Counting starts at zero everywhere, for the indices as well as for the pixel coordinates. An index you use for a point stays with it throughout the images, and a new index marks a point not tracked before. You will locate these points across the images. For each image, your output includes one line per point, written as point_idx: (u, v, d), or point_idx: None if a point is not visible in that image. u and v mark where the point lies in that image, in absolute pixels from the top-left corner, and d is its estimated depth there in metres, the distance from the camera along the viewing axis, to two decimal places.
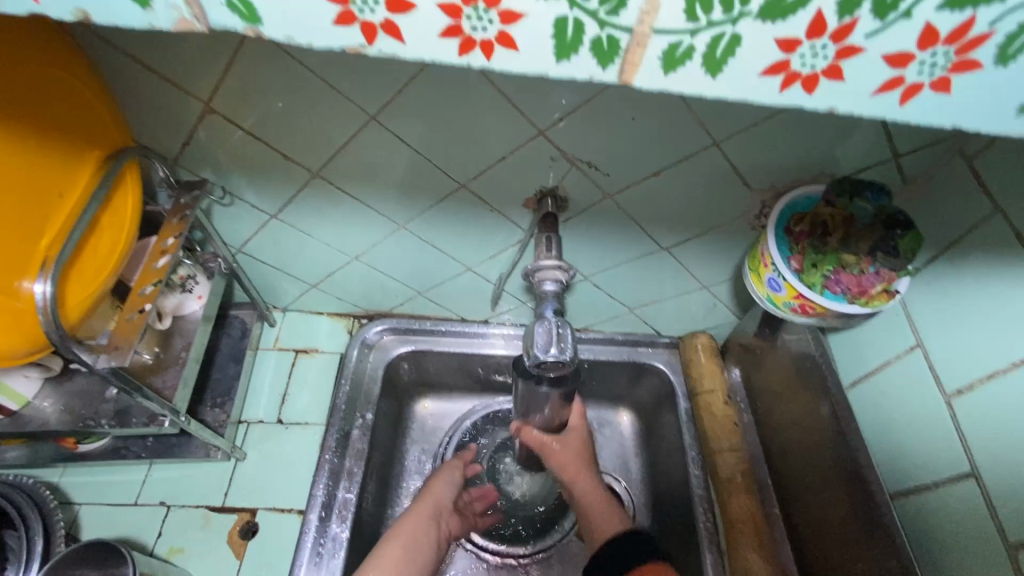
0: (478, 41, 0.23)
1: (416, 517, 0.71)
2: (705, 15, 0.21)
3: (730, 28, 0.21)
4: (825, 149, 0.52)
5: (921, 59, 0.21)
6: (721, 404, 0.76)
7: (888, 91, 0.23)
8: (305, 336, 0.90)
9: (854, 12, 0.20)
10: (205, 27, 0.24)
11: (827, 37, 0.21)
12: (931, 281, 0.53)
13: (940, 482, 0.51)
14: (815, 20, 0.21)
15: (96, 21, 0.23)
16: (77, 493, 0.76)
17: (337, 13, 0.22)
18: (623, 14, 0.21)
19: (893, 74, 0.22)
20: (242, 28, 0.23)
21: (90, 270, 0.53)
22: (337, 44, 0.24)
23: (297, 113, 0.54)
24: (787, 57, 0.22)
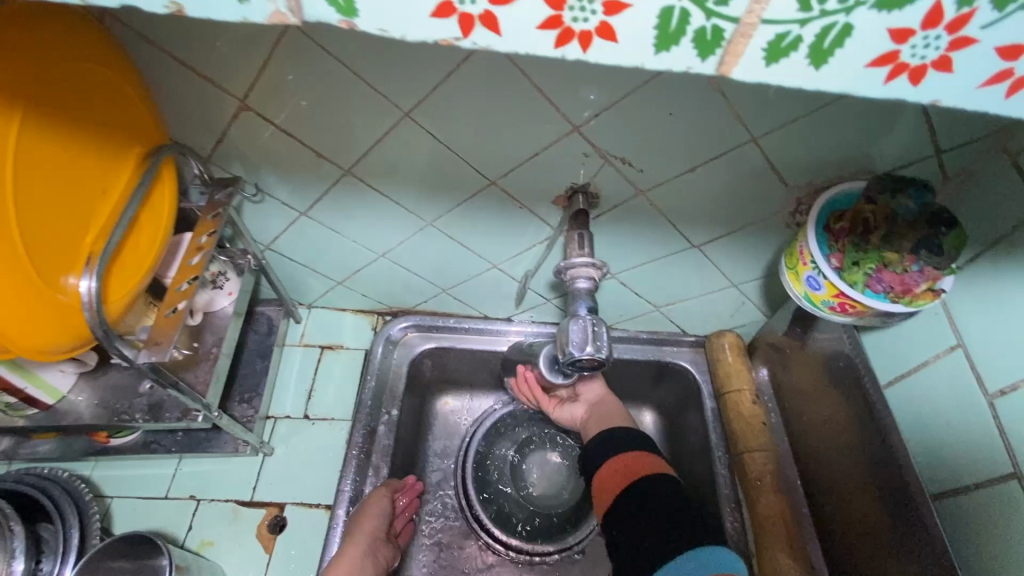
0: (578, 32, 0.22)
1: (343, 563, 0.65)
2: (818, 5, 0.20)
3: (843, 18, 0.21)
4: (865, 145, 0.51)
5: None
6: (749, 403, 0.74)
7: (996, 84, 0.22)
8: (330, 332, 0.91)
9: (975, 3, 0.20)
10: (297, 21, 0.24)
11: (941, 29, 0.20)
12: (975, 279, 0.52)
13: (981, 485, 0.51)
14: (933, 10, 0.20)
15: (188, 13, 0.23)
16: (109, 486, 0.77)
17: (436, 6, 0.22)
18: (732, 5, 0.21)
19: (1003, 66, 0.22)
20: (338, 20, 0.23)
21: (131, 266, 0.54)
22: (433, 36, 0.24)
23: (331, 109, 0.54)
24: (896, 49, 0.21)
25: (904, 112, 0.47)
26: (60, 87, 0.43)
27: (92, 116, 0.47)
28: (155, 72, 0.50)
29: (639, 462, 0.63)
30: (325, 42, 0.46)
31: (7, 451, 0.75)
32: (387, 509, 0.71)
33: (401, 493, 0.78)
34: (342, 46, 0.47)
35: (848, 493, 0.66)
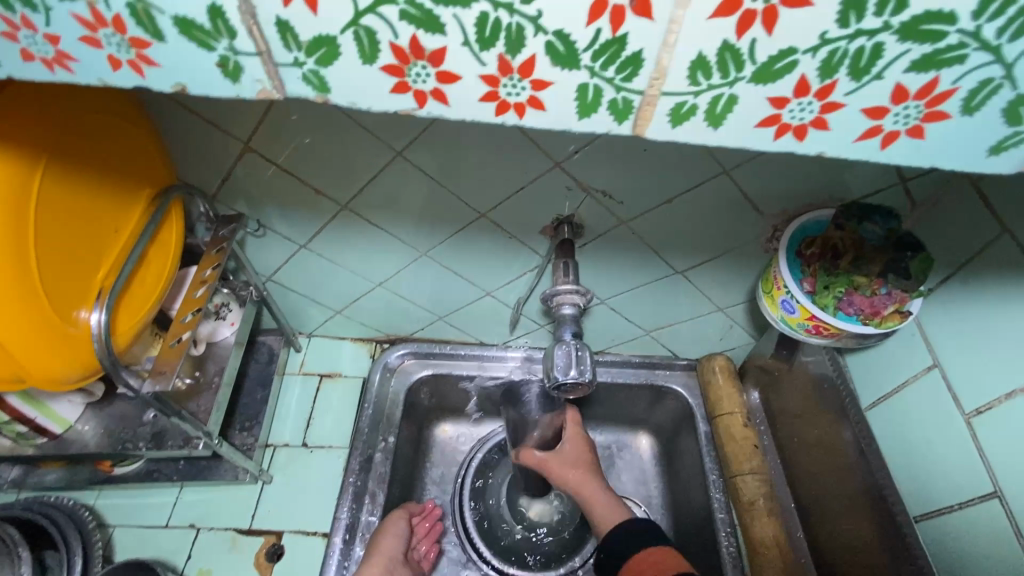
0: (513, 104, 0.26)
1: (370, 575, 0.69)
2: (705, 80, 0.24)
3: (728, 90, 0.24)
4: (832, 175, 0.53)
5: (895, 111, 0.24)
6: (741, 426, 0.75)
7: (869, 138, 0.26)
8: (329, 360, 0.93)
9: (833, 75, 0.23)
10: (283, 95, 0.28)
11: (811, 96, 0.24)
12: (945, 300, 0.54)
13: (964, 503, 0.52)
14: (800, 82, 0.24)
15: (191, 91, 0.27)
16: (112, 515, 0.79)
17: (394, 83, 0.26)
18: (635, 81, 0.24)
19: (871, 124, 0.25)
20: (314, 97, 0.27)
21: (138, 300, 0.56)
22: (393, 108, 0.27)
23: (325, 148, 0.58)
24: (777, 112, 0.25)
25: None
26: (84, 139, 0.47)
27: (111, 165, 0.51)
28: (162, 120, 0.54)
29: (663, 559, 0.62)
30: None
31: (14, 481, 0.77)
32: (406, 530, 0.75)
33: (419, 517, 0.82)
34: None
35: (841, 517, 0.66)
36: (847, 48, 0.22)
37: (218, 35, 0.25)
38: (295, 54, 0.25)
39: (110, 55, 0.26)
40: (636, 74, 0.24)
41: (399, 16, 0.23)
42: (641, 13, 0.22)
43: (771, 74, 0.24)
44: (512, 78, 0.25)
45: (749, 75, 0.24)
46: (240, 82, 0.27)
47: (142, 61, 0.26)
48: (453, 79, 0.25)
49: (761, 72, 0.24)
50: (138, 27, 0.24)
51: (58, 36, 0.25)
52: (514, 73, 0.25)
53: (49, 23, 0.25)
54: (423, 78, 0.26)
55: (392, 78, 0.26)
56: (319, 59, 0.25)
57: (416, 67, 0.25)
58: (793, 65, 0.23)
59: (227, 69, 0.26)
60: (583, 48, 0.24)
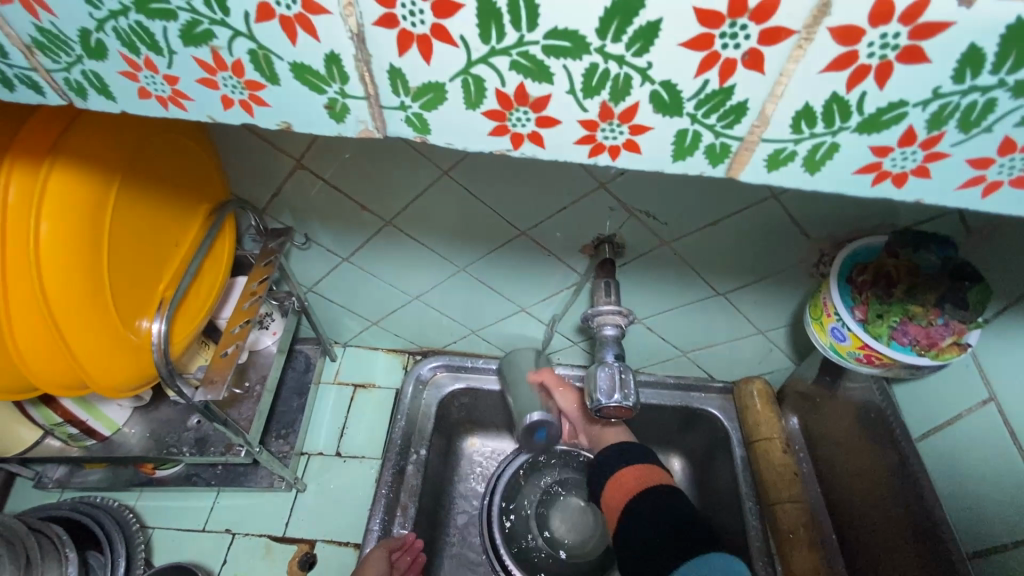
0: (608, 146, 0.27)
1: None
2: (808, 129, 0.24)
3: (830, 139, 0.24)
4: (883, 202, 0.52)
5: (999, 162, 0.24)
6: (780, 452, 0.74)
7: (971, 186, 0.25)
8: (363, 371, 0.95)
9: (941, 127, 0.23)
10: (380, 134, 0.29)
11: (916, 145, 0.24)
12: (1005, 333, 0.52)
13: (1020, 543, 0.50)
14: (906, 133, 0.24)
15: (295, 129, 0.29)
16: (153, 517, 0.81)
17: (493, 127, 0.27)
18: (737, 127, 0.25)
19: (975, 173, 0.25)
20: (413, 136, 0.28)
21: (193, 311, 0.58)
22: (488, 148, 0.28)
23: (375, 168, 0.59)
24: (879, 160, 0.25)
25: None
26: (153, 158, 0.50)
27: (175, 182, 0.53)
28: (224, 140, 0.57)
29: (636, 476, 0.65)
30: None
31: (61, 479, 0.80)
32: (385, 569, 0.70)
33: (399, 551, 0.75)
34: None
35: (888, 555, 0.64)
36: (960, 102, 0.22)
37: (331, 80, 0.26)
38: (401, 99, 0.26)
39: (224, 95, 0.27)
40: (738, 122, 0.25)
41: (509, 66, 0.24)
42: (751, 66, 0.23)
43: (877, 124, 0.23)
44: (611, 124, 0.26)
45: (855, 125, 0.24)
46: (344, 122, 0.28)
47: (254, 101, 0.27)
48: (552, 124, 0.26)
49: (867, 123, 0.24)
50: (255, 70, 0.26)
51: (177, 77, 0.27)
52: (614, 119, 0.25)
53: (171, 65, 0.26)
54: (522, 122, 0.26)
55: (490, 122, 0.26)
56: (424, 104, 0.26)
57: (517, 112, 0.26)
58: (902, 116, 0.23)
59: (333, 110, 0.27)
60: (687, 97, 0.24)
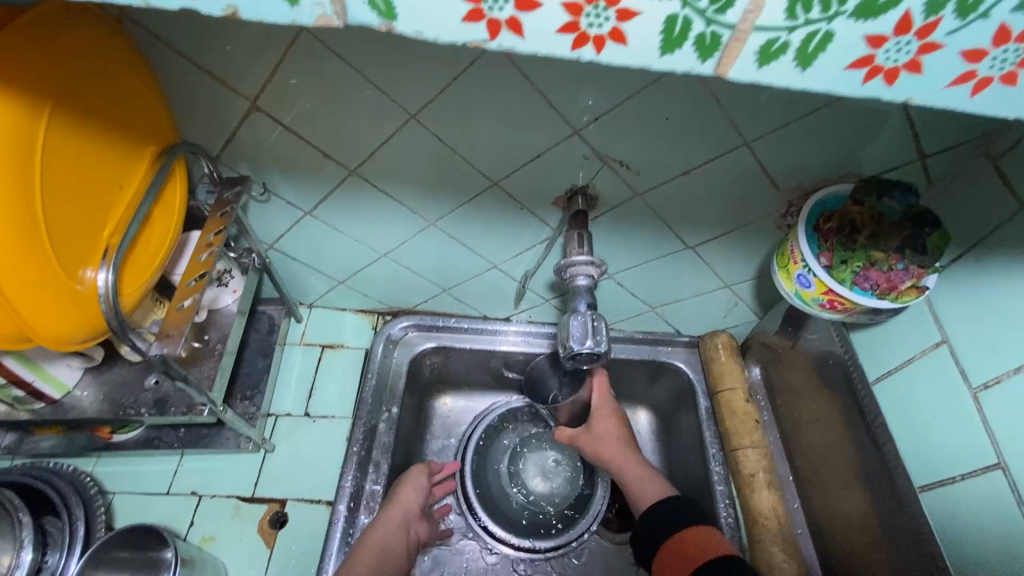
0: (592, 36, 0.25)
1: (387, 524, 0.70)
2: (803, 15, 0.23)
3: (825, 26, 0.24)
4: (851, 150, 0.53)
5: (994, 54, 0.23)
6: (742, 401, 0.76)
7: (962, 83, 0.25)
8: (331, 332, 0.92)
9: (939, 12, 0.23)
10: (342, 23, 0.26)
11: (912, 34, 0.23)
12: (958, 278, 0.54)
13: (966, 474, 0.52)
14: (903, 19, 0.23)
15: (243, 15, 0.26)
16: (112, 483, 0.78)
17: (469, 10, 0.25)
18: (729, 13, 0.23)
19: (967, 69, 0.24)
20: (379, 24, 0.26)
21: (144, 261, 0.55)
22: (464, 39, 0.26)
23: (337, 112, 0.56)
24: (871, 53, 0.24)
25: (889, 119, 0.49)
26: (91, 86, 0.45)
27: (116, 115, 0.49)
28: (166, 74, 0.52)
29: None
30: (330, 41, 0.48)
31: (9, 447, 0.76)
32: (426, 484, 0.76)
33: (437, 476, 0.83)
34: (345, 45, 0.48)
35: (839, 492, 0.68)
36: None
37: None
38: None
39: None
40: (730, 6, 0.23)
41: None
42: None
43: (873, 9, 0.23)
44: (597, 6, 0.24)
45: (850, 10, 0.23)
46: (298, 5, 0.25)
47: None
48: (533, 7, 0.24)
49: (863, 7, 0.23)
50: None
51: None
52: (599, 2, 0.24)
53: None
54: (500, 6, 0.24)
55: (467, 4, 0.25)
56: None
57: None
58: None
59: None
60: None
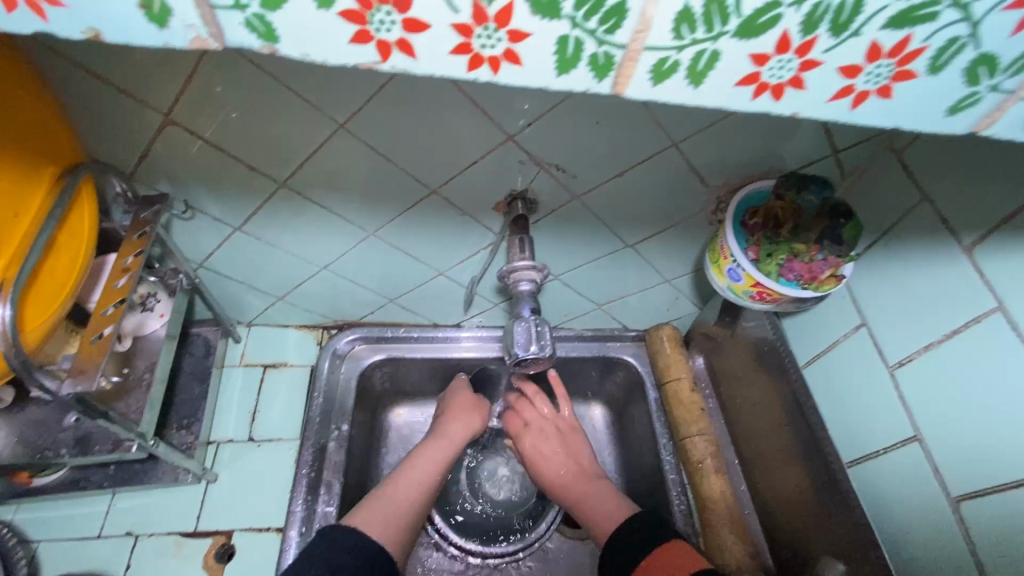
0: (486, 57, 0.25)
1: (448, 439, 0.76)
2: (689, 34, 0.23)
3: (711, 45, 0.24)
4: (772, 147, 0.55)
5: (868, 70, 0.24)
6: (688, 390, 0.78)
7: (842, 98, 0.26)
8: (272, 350, 0.88)
9: (814, 31, 0.23)
10: (219, 45, 0.25)
11: (791, 52, 0.24)
12: (873, 264, 0.57)
13: (888, 448, 0.56)
14: (781, 38, 0.24)
15: (108, 39, 0.24)
16: (35, 530, 0.72)
17: (354, 33, 0.24)
18: (618, 33, 0.23)
19: (846, 83, 0.25)
20: (260, 46, 0.24)
21: (49, 291, 0.50)
22: (353, 60, 0.25)
23: (261, 122, 0.53)
24: (758, 70, 0.25)
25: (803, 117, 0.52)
26: None
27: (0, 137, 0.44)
28: (65, 87, 0.48)
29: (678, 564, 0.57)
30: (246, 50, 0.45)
31: None
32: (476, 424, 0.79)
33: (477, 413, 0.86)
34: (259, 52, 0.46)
35: (778, 471, 0.71)
36: (830, 1, 0.22)
37: None
38: None
39: None
40: (619, 26, 0.23)
41: None
42: None
43: (754, 28, 0.23)
44: (487, 28, 0.24)
45: (733, 29, 0.23)
46: (168, 27, 0.23)
47: (42, 0, 0.22)
48: (422, 28, 0.24)
49: (745, 27, 0.23)
50: None
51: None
52: (489, 23, 0.23)
53: None
54: (386, 27, 0.24)
55: (351, 26, 0.23)
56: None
57: (379, 12, 0.23)
58: (776, 19, 0.23)
59: (151, 12, 0.23)
60: None
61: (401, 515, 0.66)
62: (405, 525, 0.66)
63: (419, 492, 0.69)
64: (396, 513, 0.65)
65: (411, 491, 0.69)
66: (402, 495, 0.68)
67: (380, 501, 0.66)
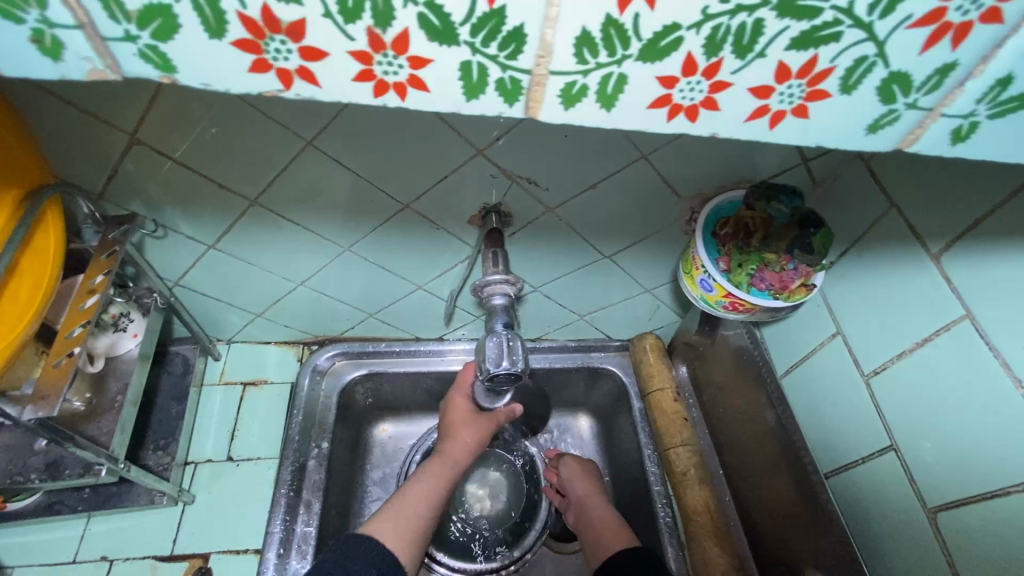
0: (391, 83, 0.25)
1: (451, 455, 0.73)
2: (592, 58, 0.24)
3: (616, 69, 0.24)
4: (742, 157, 0.55)
5: (780, 90, 0.25)
6: (671, 400, 0.77)
7: (757, 118, 0.26)
8: (252, 367, 0.87)
9: (718, 54, 0.24)
10: (119, 77, 0.25)
11: (699, 75, 0.25)
12: (846, 272, 0.57)
13: (866, 457, 0.56)
14: (686, 61, 0.24)
15: (5, 72, 0.24)
16: (6, 557, 0.71)
17: (253, 62, 0.24)
18: (521, 59, 0.24)
19: (759, 104, 0.26)
20: (159, 76, 0.25)
21: (12, 316, 0.50)
22: (255, 89, 0.25)
23: (226, 140, 0.53)
24: (668, 92, 0.25)
25: None
26: None
27: None
28: (22, 109, 0.48)
29: None
30: None
31: None
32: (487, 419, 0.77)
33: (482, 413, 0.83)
34: None
35: (763, 480, 0.70)
36: (729, 24, 0.23)
37: (25, 5, 0.21)
38: (125, 28, 0.23)
39: None
40: (521, 52, 0.24)
41: None
42: None
43: (657, 51, 0.24)
44: (386, 55, 0.24)
45: (636, 53, 0.24)
46: (62, 60, 0.24)
47: None
48: (320, 57, 0.24)
49: (647, 50, 0.24)
50: None
51: None
52: (388, 50, 0.24)
53: None
54: (284, 55, 0.24)
55: (249, 55, 0.24)
56: (155, 32, 0.23)
57: (273, 42, 0.23)
58: (678, 42, 0.23)
59: (44, 45, 0.23)
60: (460, 23, 0.23)
61: (409, 530, 0.65)
62: (416, 538, 0.65)
63: (427, 511, 0.68)
64: (405, 529, 0.65)
65: (422, 503, 0.68)
66: (413, 506, 0.67)
67: (397, 510, 0.66)
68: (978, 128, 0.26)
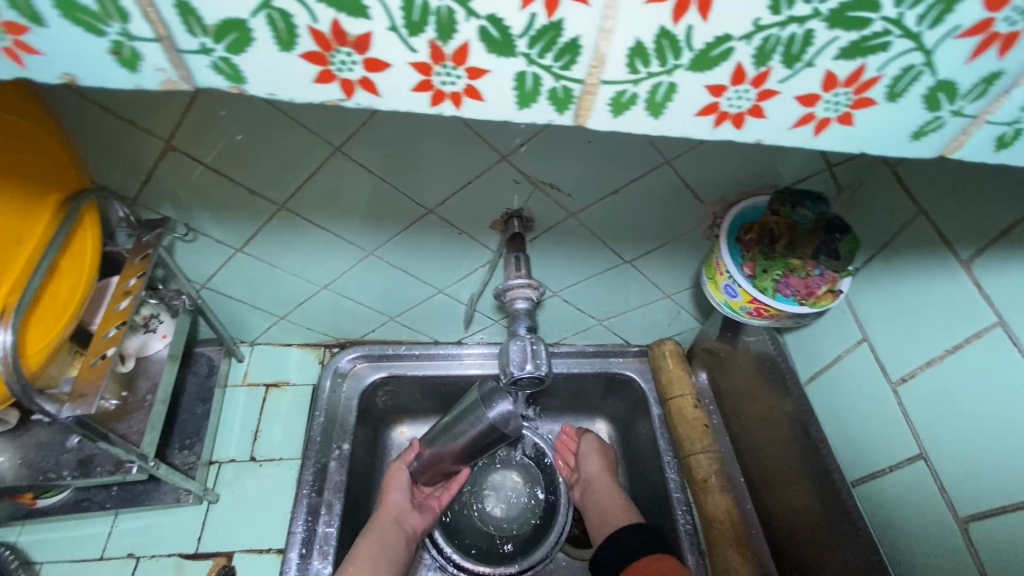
0: (448, 93, 0.26)
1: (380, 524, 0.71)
2: (644, 68, 0.24)
3: (667, 78, 0.25)
4: (767, 163, 0.55)
5: (826, 98, 0.25)
6: (691, 407, 0.77)
7: (803, 125, 0.27)
8: (275, 369, 0.89)
9: (767, 63, 0.24)
10: (190, 87, 0.26)
11: (747, 83, 0.25)
12: (873, 278, 0.57)
13: (895, 465, 0.55)
14: (735, 70, 0.24)
15: (83, 83, 0.25)
16: (38, 552, 0.72)
17: (317, 73, 0.25)
18: (575, 68, 0.25)
19: (805, 111, 0.26)
20: (229, 87, 0.26)
21: (52, 315, 0.52)
22: (318, 98, 0.26)
23: (260, 147, 0.54)
24: (715, 100, 0.26)
25: None
26: None
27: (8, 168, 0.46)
28: (73, 118, 0.50)
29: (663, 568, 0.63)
30: None
31: None
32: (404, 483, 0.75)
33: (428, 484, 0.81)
34: None
35: (786, 488, 0.69)
36: (780, 34, 0.23)
37: (108, 18, 0.23)
38: (201, 40, 0.24)
39: None
40: (575, 62, 0.24)
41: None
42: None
43: (708, 61, 0.24)
44: (445, 66, 0.25)
45: (687, 63, 0.24)
46: (138, 71, 0.25)
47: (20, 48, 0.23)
48: (381, 67, 0.25)
49: (698, 60, 0.24)
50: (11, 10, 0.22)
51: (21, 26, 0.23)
52: (448, 61, 0.25)
53: None
54: (348, 67, 0.25)
55: (314, 67, 0.25)
56: (229, 46, 0.24)
57: (339, 54, 0.24)
58: (729, 52, 0.24)
59: (121, 57, 0.24)
60: (518, 34, 0.23)
61: None
62: None
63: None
64: None
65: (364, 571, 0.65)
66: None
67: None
68: (1021, 134, 0.26)
